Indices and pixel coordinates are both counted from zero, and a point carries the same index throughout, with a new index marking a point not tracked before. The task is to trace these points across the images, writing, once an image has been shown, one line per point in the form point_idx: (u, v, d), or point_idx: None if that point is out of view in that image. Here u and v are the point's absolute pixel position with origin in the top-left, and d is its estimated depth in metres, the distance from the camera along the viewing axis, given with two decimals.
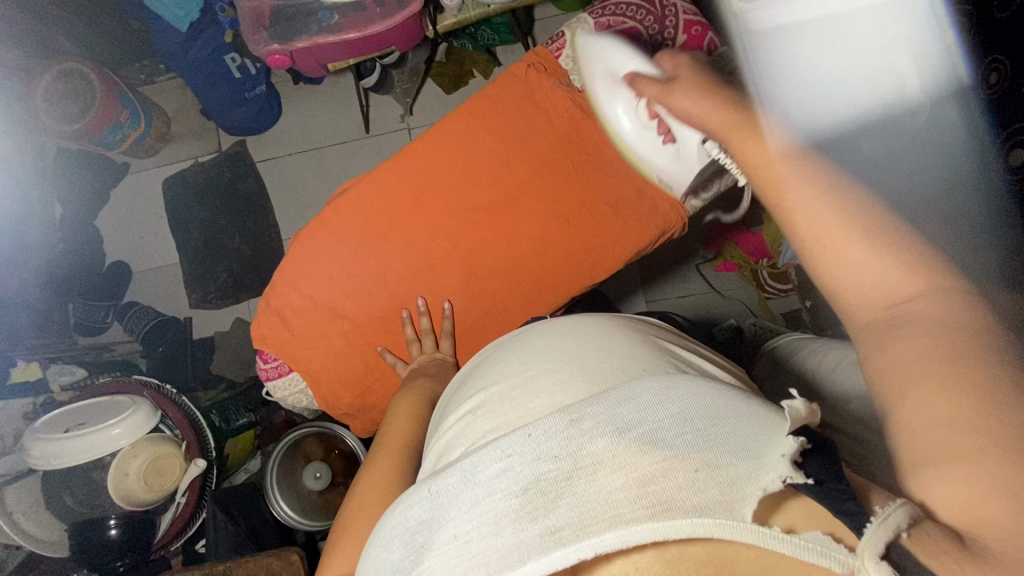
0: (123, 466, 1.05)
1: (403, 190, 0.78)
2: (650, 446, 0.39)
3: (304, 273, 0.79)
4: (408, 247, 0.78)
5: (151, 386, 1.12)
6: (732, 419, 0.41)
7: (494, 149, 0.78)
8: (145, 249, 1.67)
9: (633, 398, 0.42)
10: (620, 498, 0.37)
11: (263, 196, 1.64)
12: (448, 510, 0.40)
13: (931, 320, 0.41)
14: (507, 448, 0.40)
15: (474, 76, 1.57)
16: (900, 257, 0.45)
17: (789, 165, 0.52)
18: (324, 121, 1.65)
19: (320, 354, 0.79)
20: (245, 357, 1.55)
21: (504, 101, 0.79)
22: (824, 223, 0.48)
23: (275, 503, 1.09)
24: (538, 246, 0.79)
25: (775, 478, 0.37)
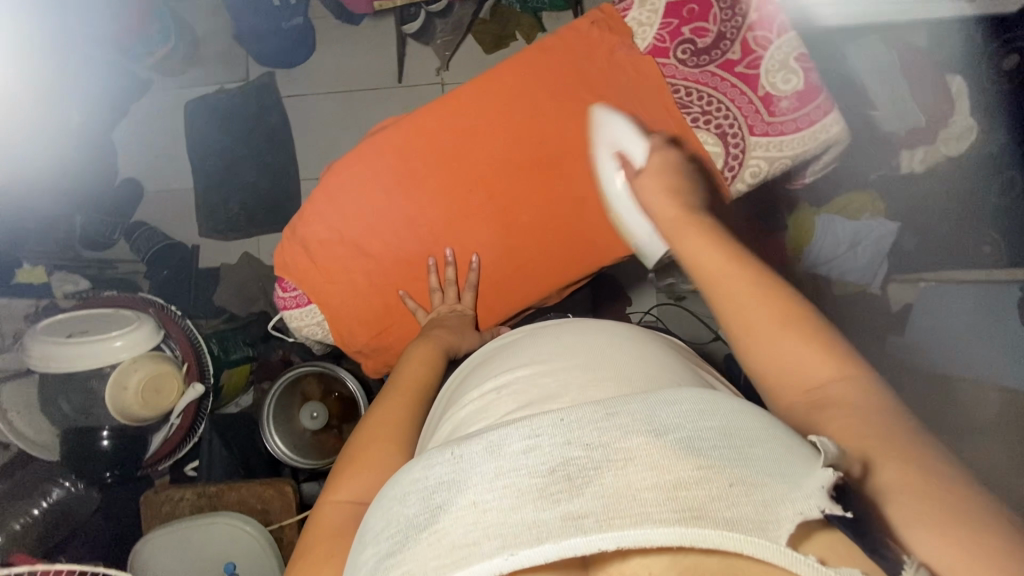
0: (122, 379, 1.02)
1: (444, 137, 0.76)
2: (687, 452, 0.38)
3: (335, 203, 0.77)
4: (442, 194, 0.76)
5: (156, 305, 1.15)
6: (772, 442, 0.40)
7: (540, 106, 0.74)
8: (159, 170, 1.65)
9: (671, 405, 0.41)
10: (650, 496, 0.36)
11: (286, 133, 1.61)
12: (469, 478, 0.39)
13: (848, 404, 0.47)
14: (537, 428, 0.40)
15: (515, 39, 1.53)
16: (817, 346, 0.51)
17: (730, 276, 0.55)
18: (356, 63, 1.61)
19: (338, 291, 0.79)
20: (250, 292, 1.52)
21: (558, 62, 0.75)
22: (750, 317, 0.53)
23: (269, 437, 1.09)
24: (567, 216, 0.76)
25: (813, 505, 0.37)
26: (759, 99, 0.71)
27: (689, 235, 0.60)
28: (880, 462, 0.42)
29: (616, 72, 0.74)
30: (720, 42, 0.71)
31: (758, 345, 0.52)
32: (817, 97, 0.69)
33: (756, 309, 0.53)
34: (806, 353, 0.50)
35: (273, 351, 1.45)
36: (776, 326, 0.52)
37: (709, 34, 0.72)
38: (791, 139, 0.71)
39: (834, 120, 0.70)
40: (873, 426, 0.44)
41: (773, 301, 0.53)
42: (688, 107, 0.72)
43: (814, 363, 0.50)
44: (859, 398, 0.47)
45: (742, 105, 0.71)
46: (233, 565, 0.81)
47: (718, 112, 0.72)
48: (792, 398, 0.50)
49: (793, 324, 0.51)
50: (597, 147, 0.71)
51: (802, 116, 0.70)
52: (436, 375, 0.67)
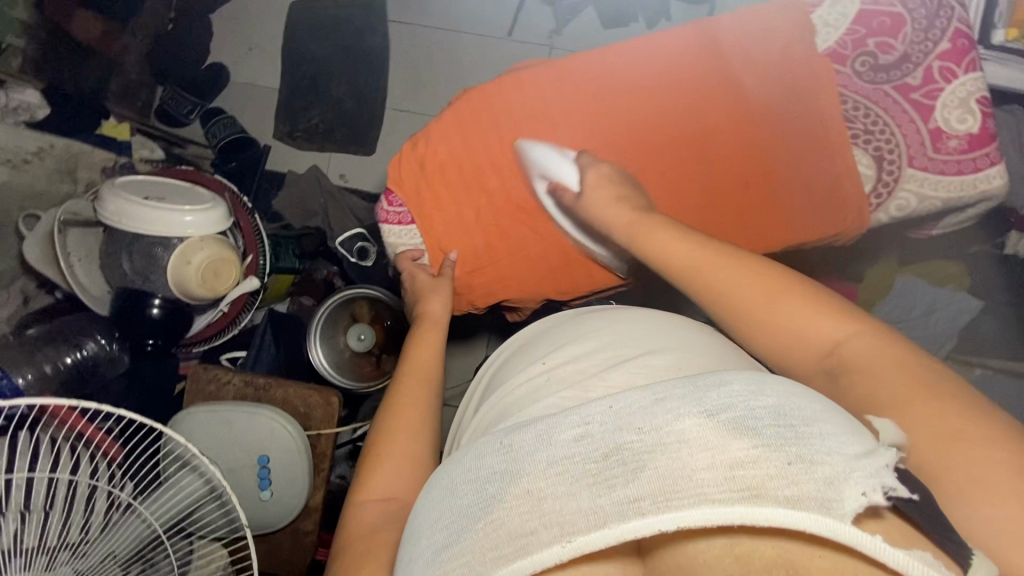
0: (186, 254, 1.02)
1: (587, 90, 0.72)
2: (740, 432, 0.36)
3: (462, 132, 0.74)
4: (576, 148, 0.72)
5: (231, 190, 1.15)
6: (829, 422, 0.38)
7: (695, 81, 0.70)
8: (248, 63, 1.62)
9: (723, 387, 0.40)
10: (705, 478, 0.35)
11: (383, 57, 1.57)
12: (523, 466, 0.40)
13: (863, 364, 0.48)
14: (586, 416, 0.41)
15: (637, 22, 1.48)
16: (821, 309, 0.52)
17: (715, 270, 0.57)
18: (469, 6, 1.57)
19: (444, 219, 0.76)
20: (310, 206, 1.50)
21: (724, 44, 0.70)
22: (751, 306, 0.54)
23: (311, 348, 1.08)
24: (700, 203, 0.71)
25: (877, 485, 0.34)
26: (927, 131, 0.68)
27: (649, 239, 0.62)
28: (910, 413, 0.43)
29: (792, 65, 0.68)
30: (902, 64, 0.68)
31: (767, 317, 0.53)
32: (988, 145, 0.68)
33: (744, 288, 0.55)
34: (801, 313, 0.52)
35: (318, 269, 1.48)
36: (760, 304, 0.54)
37: (894, 51, 0.68)
38: (947, 180, 0.69)
39: (999, 172, 0.68)
40: (896, 377, 0.46)
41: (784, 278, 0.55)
42: (852, 122, 0.69)
43: (819, 324, 0.52)
44: (876, 354, 0.48)
45: (908, 135, 0.68)
46: (266, 458, 0.81)
47: (881, 134, 0.69)
48: (812, 369, 0.52)
49: (778, 291, 0.54)
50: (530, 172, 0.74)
51: (964, 161, 0.68)
52: (439, 351, 0.68)
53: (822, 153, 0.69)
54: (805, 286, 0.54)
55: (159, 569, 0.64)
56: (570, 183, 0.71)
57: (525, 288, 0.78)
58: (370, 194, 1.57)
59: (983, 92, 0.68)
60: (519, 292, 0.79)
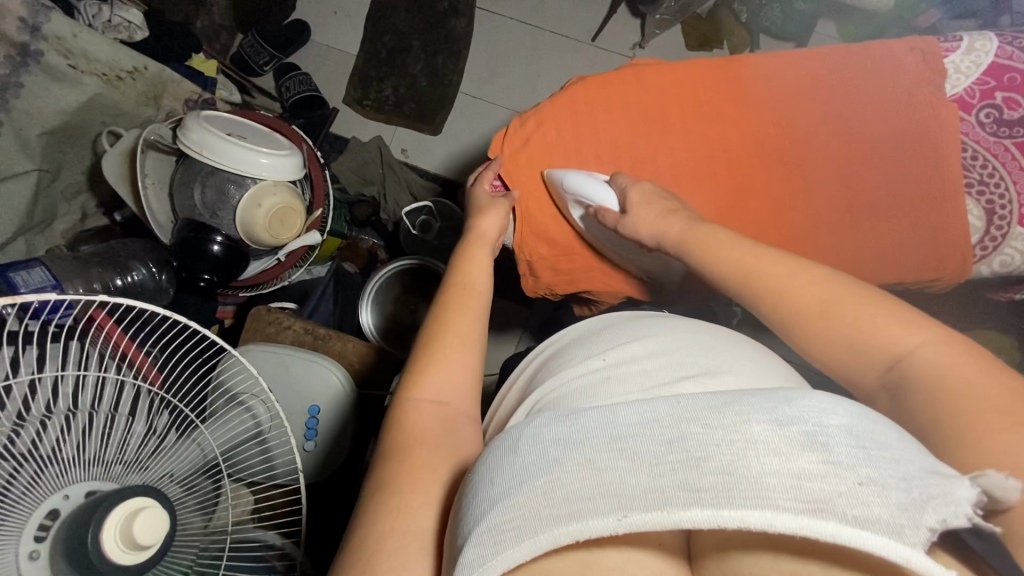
0: (259, 197, 1.02)
1: (705, 96, 0.73)
2: (811, 444, 0.30)
3: (576, 118, 0.74)
4: (690, 150, 0.73)
5: (307, 142, 1.14)
6: (900, 448, 0.32)
7: (814, 106, 0.71)
8: (331, 24, 1.63)
9: (794, 399, 0.34)
10: (773, 482, 0.30)
11: (464, 41, 1.58)
12: (583, 437, 0.35)
13: (931, 376, 0.45)
14: (652, 405, 0.36)
15: (720, 47, 1.49)
16: (886, 313, 0.50)
17: (789, 276, 0.55)
18: (557, 7, 1.58)
19: (542, 201, 0.76)
20: (369, 175, 1.50)
21: (848, 74, 0.72)
22: (809, 305, 0.53)
23: (362, 307, 1.09)
24: (791, 228, 0.72)
25: (960, 513, 0.30)
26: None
27: (714, 244, 0.61)
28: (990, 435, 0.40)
29: (915, 108, 0.70)
30: None
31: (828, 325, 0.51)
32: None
33: (796, 295, 0.54)
34: (864, 321, 0.50)
35: (364, 239, 1.45)
36: (811, 313, 0.52)
37: (1021, 108, 0.69)
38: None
39: None
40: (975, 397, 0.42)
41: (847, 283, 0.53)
42: (968, 171, 0.70)
43: (884, 334, 0.49)
44: (948, 367, 0.45)
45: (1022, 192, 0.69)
46: (317, 409, 0.80)
47: (996, 187, 0.69)
48: (874, 381, 0.50)
49: (837, 299, 0.52)
50: (563, 198, 0.74)
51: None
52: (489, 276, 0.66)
53: (922, 200, 0.70)
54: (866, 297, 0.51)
55: (188, 501, 0.60)
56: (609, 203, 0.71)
57: (613, 286, 0.81)
58: (428, 173, 1.56)
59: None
60: (600, 285, 0.81)
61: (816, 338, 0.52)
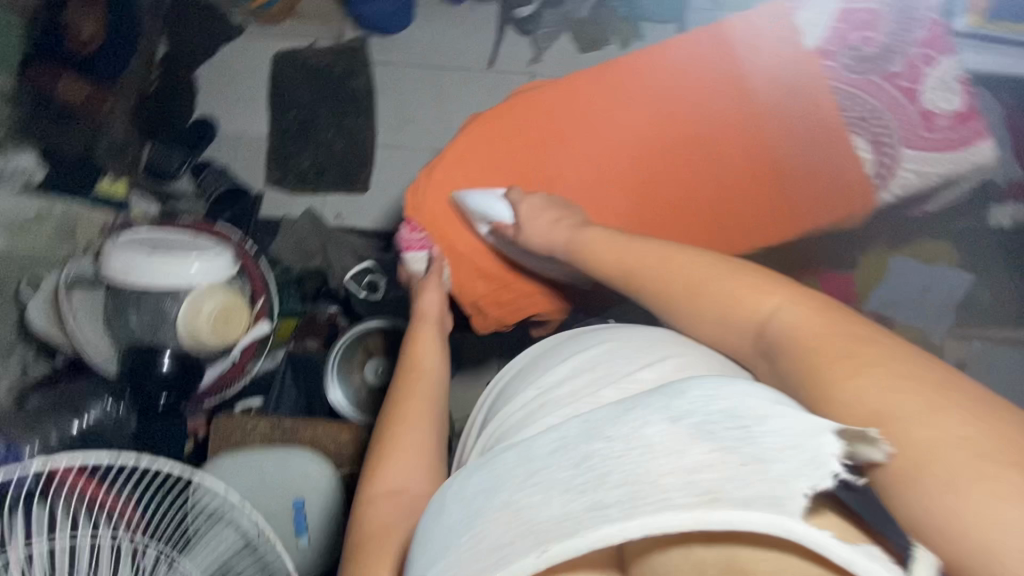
0: (196, 304, 1.01)
1: (588, 103, 0.77)
2: (700, 437, 0.37)
3: (474, 151, 0.79)
4: (590, 160, 0.77)
5: (235, 237, 1.13)
6: (785, 416, 0.38)
7: (691, 89, 0.75)
8: (235, 113, 1.63)
9: (682, 392, 0.41)
10: (669, 483, 0.36)
11: (368, 97, 1.60)
12: (503, 481, 0.42)
13: (789, 333, 0.49)
14: (561, 429, 0.43)
15: (611, 44, 1.54)
16: (740, 280, 0.56)
17: (676, 270, 0.60)
18: (449, 42, 1.60)
19: (469, 239, 0.80)
20: (309, 248, 1.50)
21: (714, 52, 0.76)
22: (686, 289, 0.59)
23: (329, 386, 1.08)
24: (693, 209, 0.76)
25: (828, 474, 0.35)
26: (917, 114, 0.72)
27: (609, 246, 0.67)
28: (856, 379, 0.43)
29: (783, 68, 0.74)
30: (885, 55, 0.73)
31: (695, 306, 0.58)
32: (974, 120, 0.73)
33: (673, 282, 0.61)
34: (738, 294, 0.55)
35: (321, 310, 1.44)
36: (688, 293, 0.59)
37: (876, 42, 0.73)
38: (944, 156, 0.73)
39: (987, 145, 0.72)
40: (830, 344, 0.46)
41: (714, 263, 0.59)
42: (845, 111, 0.73)
43: (746, 303, 0.54)
44: (801, 319, 0.50)
45: (901, 119, 0.72)
46: (302, 501, 0.80)
47: (876, 121, 0.73)
48: (746, 348, 0.54)
49: (708, 279, 0.58)
50: (471, 220, 0.78)
51: (955, 138, 0.72)
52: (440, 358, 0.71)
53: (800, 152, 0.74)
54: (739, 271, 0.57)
55: None
56: (502, 217, 0.76)
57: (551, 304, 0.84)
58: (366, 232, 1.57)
59: (960, 72, 0.73)
60: (543, 305, 0.84)
61: (698, 319, 0.58)
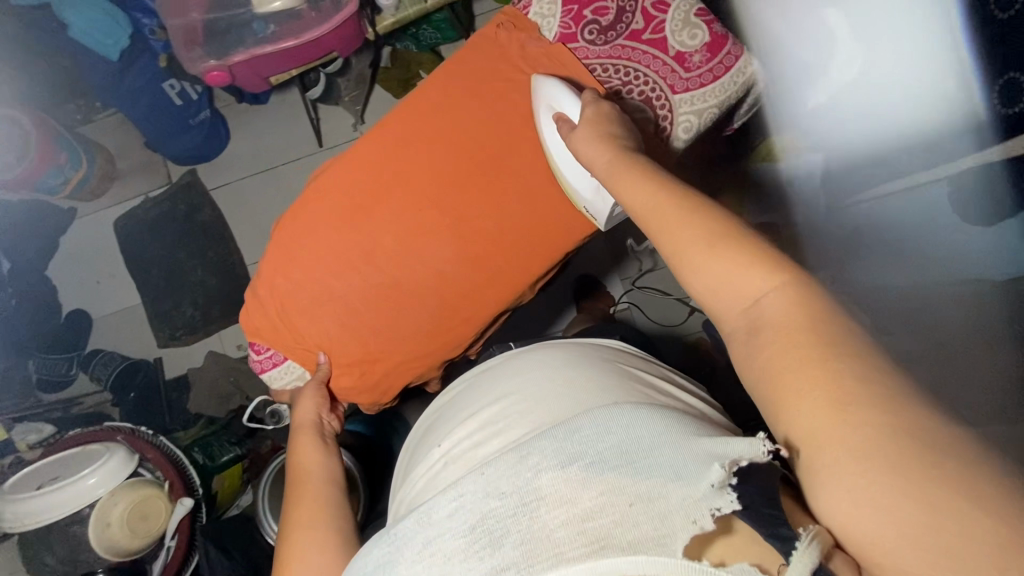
0: (103, 516, 1.00)
1: (372, 177, 0.98)
2: (589, 481, 0.42)
3: (298, 255, 0.99)
4: (395, 221, 0.96)
5: (125, 429, 1.08)
6: (665, 449, 0.44)
7: (448, 130, 0.96)
8: (102, 293, 1.59)
9: (575, 434, 0.46)
10: (560, 535, 0.40)
11: (220, 224, 1.59)
12: (401, 555, 0.44)
13: (780, 317, 0.47)
14: (459, 488, 0.45)
15: (422, 77, 1.54)
16: (740, 253, 0.51)
17: (687, 240, 0.54)
18: (274, 141, 1.60)
19: (318, 335, 0.99)
20: (223, 390, 1.47)
21: (452, 96, 0.97)
22: (690, 248, 0.54)
23: (268, 530, 1.07)
24: (483, 238, 0.96)
25: (707, 513, 0.40)
26: (673, 59, 0.94)
27: (626, 181, 0.66)
28: (805, 383, 0.43)
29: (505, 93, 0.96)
30: (622, 17, 0.96)
31: (701, 270, 0.53)
32: (725, 44, 0.93)
33: (679, 241, 0.55)
34: (726, 270, 0.51)
35: (261, 443, 1.37)
36: (704, 250, 0.53)
37: (609, 12, 0.97)
38: (709, 88, 0.94)
39: (742, 64, 0.93)
40: (801, 341, 0.45)
41: (720, 225, 0.54)
42: (610, 79, 0.96)
43: (740, 275, 0.51)
44: (797, 305, 0.47)
45: (659, 67, 0.95)
46: None
47: (640, 79, 0.95)
48: (734, 319, 0.51)
49: (714, 246, 0.53)
50: (541, 107, 0.90)
51: (713, 65, 0.94)
52: (325, 460, 0.76)
53: (557, 175, 0.93)
54: (745, 240, 0.52)
55: None
56: (572, 117, 0.84)
57: (426, 350, 1.00)
58: None
59: (697, 7, 0.94)
60: (406, 375, 1.03)
61: (694, 275, 0.53)
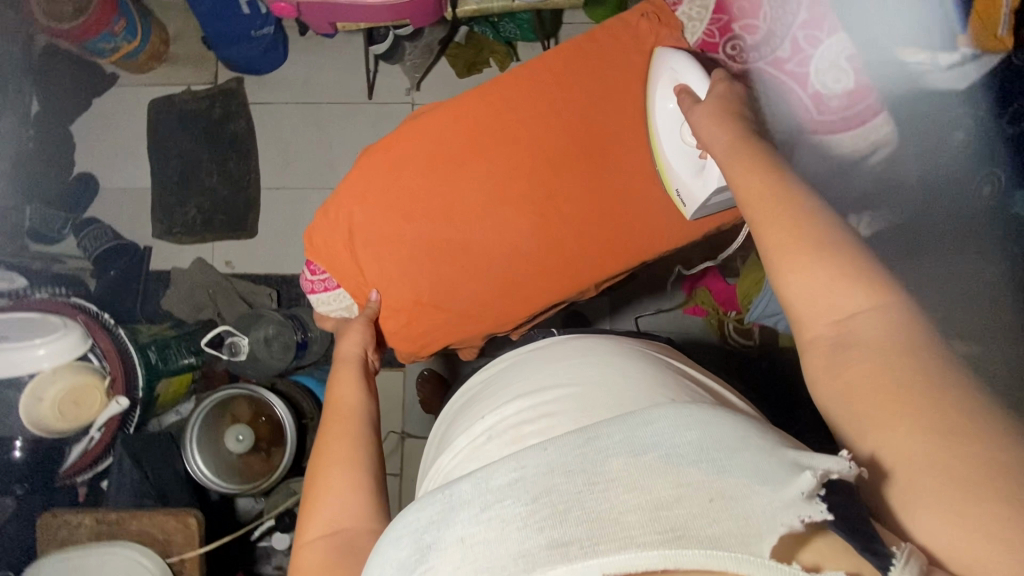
0: (39, 391, 1.00)
1: (472, 122, 0.88)
2: (666, 470, 0.34)
3: (369, 183, 0.90)
4: (486, 177, 0.88)
5: (89, 312, 1.08)
6: (745, 450, 0.35)
7: (563, 96, 0.88)
8: (117, 167, 1.58)
9: (650, 423, 0.37)
10: (631, 519, 0.32)
11: (248, 138, 1.58)
12: (455, 511, 0.36)
13: (874, 341, 0.43)
14: (522, 458, 0.37)
15: (489, 65, 1.52)
16: (848, 271, 0.47)
17: (790, 246, 0.49)
18: (326, 77, 1.59)
19: (379, 272, 0.90)
20: (199, 299, 1.45)
21: (576, 62, 0.89)
22: (787, 250, 0.49)
23: (191, 461, 1.10)
24: (571, 222, 0.88)
25: (794, 514, 0.33)
26: (810, 97, 0.87)
27: (737, 161, 0.60)
28: (895, 408, 0.40)
29: (630, 70, 0.89)
30: (769, 40, 0.89)
31: (797, 278, 0.48)
32: (867, 97, 0.86)
33: (776, 239, 0.50)
34: (818, 287, 0.47)
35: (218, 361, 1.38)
36: (803, 254, 0.48)
37: (757, 32, 0.89)
38: (836, 136, 0.88)
39: (880, 122, 0.87)
40: (900, 368, 0.41)
41: (825, 234, 0.49)
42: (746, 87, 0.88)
43: (841, 295, 0.47)
44: (893, 332, 0.43)
45: (797, 101, 0.87)
46: None
47: (775, 100, 0.87)
48: (819, 334, 0.47)
49: (820, 257, 0.48)
50: (663, 78, 0.84)
51: (850, 115, 0.87)
52: (358, 390, 0.70)
53: (661, 171, 0.87)
54: (848, 252, 0.47)
55: None
56: (699, 91, 0.77)
57: (476, 317, 0.93)
58: (260, 276, 1.54)
59: (850, 53, 0.86)
60: (457, 334, 0.95)
61: (788, 281, 0.49)
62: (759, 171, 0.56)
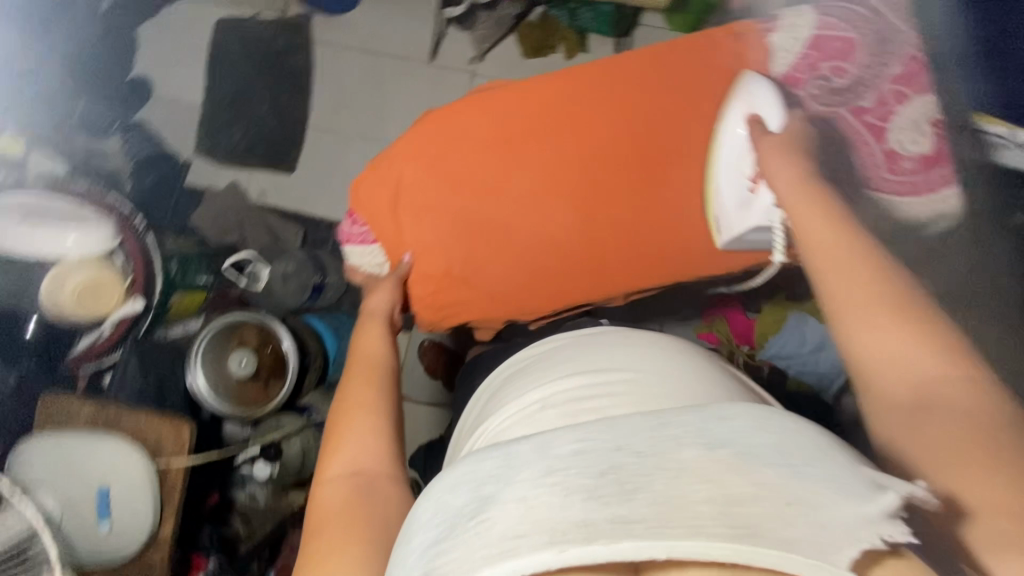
0: (63, 277, 1.03)
1: (539, 107, 0.88)
2: (741, 467, 0.36)
3: (424, 146, 0.90)
4: (541, 163, 0.87)
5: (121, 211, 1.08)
6: (819, 461, 0.37)
7: (635, 99, 0.87)
8: (173, 77, 1.60)
9: (723, 420, 0.39)
10: (702, 508, 0.35)
11: (306, 76, 1.58)
12: (517, 472, 0.39)
13: (957, 407, 0.51)
14: (585, 433, 0.40)
15: (556, 51, 1.50)
16: (930, 342, 0.55)
17: (877, 310, 0.57)
18: (393, 31, 1.58)
19: (416, 237, 0.91)
20: (228, 222, 1.46)
21: (654, 68, 0.88)
22: (862, 312, 0.58)
23: (191, 374, 1.12)
24: (617, 223, 0.88)
25: (883, 536, 0.35)
26: (884, 154, 0.85)
27: (804, 211, 0.68)
28: (969, 464, 0.47)
29: (705, 87, 0.87)
30: (855, 87, 0.85)
31: (872, 337, 0.56)
32: (940, 165, 0.85)
33: (855, 297, 0.59)
34: (896, 351, 0.55)
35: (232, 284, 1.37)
36: (885, 318, 0.56)
37: (845, 76, 0.85)
38: (907, 199, 0.86)
39: (948, 192, 0.85)
40: (981, 437, 0.49)
41: (908, 307, 0.57)
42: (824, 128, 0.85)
43: (918, 361, 0.54)
44: (967, 400, 0.51)
45: (869, 154, 0.85)
46: (107, 489, 0.94)
47: (847, 149, 0.85)
48: (898, 398, 0.54)
49: (898, 324, 0.56)
50: (738, 100, 0.84)
51: (915, 183, 0.85)
52: (384, 345, 0.77)
53: (711, 192, 0.88)
54: (932, 326, 0.56)
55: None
56: (770, 124, 0.80)
57: (503, 298, 0.93)
58: (289, 212, 1.54)
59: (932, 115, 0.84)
60: (479, 313, 0.95)
61: (866, 340, 0.57)
62: (854, 237, 0.64)
